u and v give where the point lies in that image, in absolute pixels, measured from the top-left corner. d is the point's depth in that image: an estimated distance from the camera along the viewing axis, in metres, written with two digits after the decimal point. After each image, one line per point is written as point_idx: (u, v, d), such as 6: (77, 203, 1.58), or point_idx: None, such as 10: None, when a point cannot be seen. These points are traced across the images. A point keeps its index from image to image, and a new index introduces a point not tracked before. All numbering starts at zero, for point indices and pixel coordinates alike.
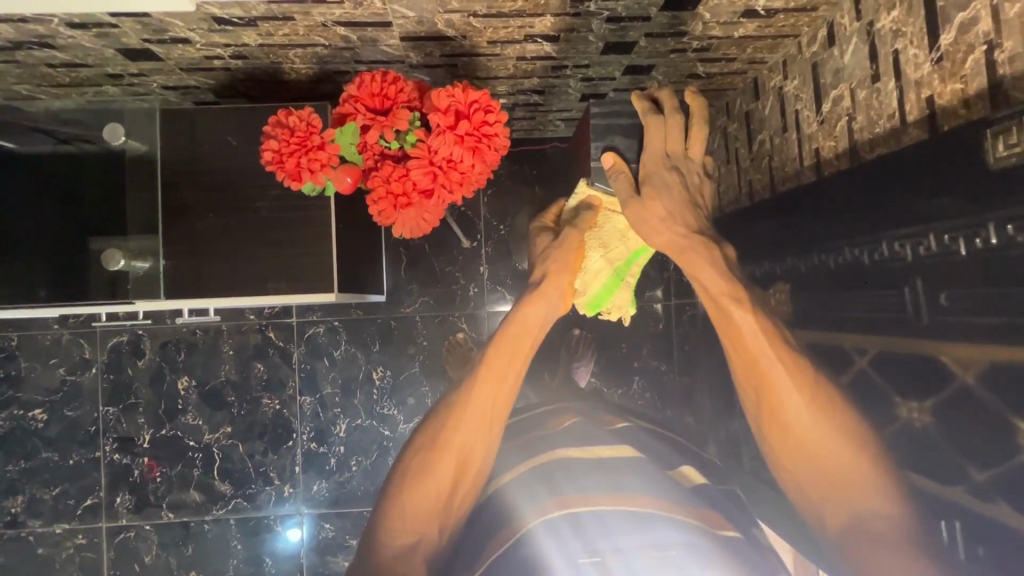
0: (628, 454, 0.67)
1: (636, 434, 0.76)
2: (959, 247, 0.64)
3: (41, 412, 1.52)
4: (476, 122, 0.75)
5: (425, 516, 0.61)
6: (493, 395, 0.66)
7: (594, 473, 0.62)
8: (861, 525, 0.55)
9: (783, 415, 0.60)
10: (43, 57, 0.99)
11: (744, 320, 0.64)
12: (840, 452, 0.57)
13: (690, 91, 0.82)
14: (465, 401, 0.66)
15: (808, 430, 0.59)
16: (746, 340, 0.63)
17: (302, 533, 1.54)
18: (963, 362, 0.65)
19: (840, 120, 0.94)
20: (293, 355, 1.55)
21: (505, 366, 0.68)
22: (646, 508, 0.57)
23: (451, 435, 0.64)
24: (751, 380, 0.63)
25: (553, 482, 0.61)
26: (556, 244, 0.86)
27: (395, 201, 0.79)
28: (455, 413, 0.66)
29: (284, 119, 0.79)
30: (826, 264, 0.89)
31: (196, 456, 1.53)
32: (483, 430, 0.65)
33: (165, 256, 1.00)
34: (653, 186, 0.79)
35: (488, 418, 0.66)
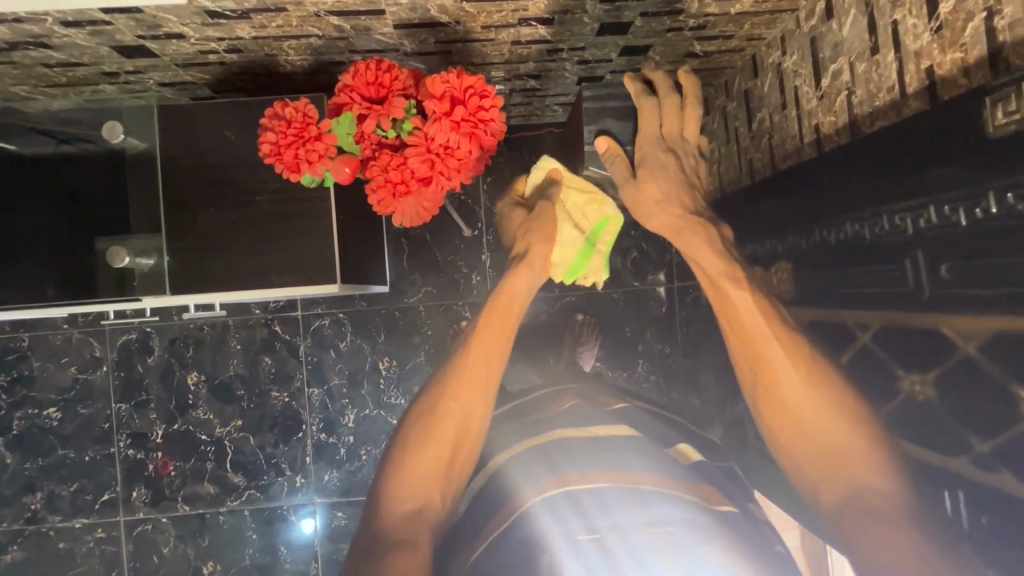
0: (627, 434, 0.67)
1: (632, 415, 0.76)
2: (960, 218, 0.64)
3: (55, 410, 1.55)
4: (471, 107, 0.75)
5: (426, 481, 0.62)
6: (485, 364, 0.68)
7: (593, 450, 0.63)
8: (858, 496, 0.55)
9: (780, 391, 0.60)
10: (39, 56, 0.99)
11: (739, 299, 0.64)
12: (836, 425, 0.58)
13: (683, 71, 0.82)
14: (457, 372, 0.67)
15: (806, 405, 0.59)
16: (742, 318, 0.64)
17: (315, 523, 1.57)
18: (965, 333, 0.65)
19: (840, 94, 0.93)
20: (299, 348, 1.56)
21: (496, 336, 0.70)
22: (647, 484, 0.58)
23: (448, 401, 0.66)
24: (747, 359, 0.63)
25: (552, 460, 0.62)
26: (533, 218, 0.87)
27: (394, 189, 0.79)
28: (449, 384, 0.67)
29: (281, 110, 0.79)
30: (828, 240, 0.89)
31: (209, 449, 1.56)
32: (477, 399, 0.66)
33: (168, 252, 1.01)
34: (648, 168, 0.80)
35: (481, 389, 0.67)
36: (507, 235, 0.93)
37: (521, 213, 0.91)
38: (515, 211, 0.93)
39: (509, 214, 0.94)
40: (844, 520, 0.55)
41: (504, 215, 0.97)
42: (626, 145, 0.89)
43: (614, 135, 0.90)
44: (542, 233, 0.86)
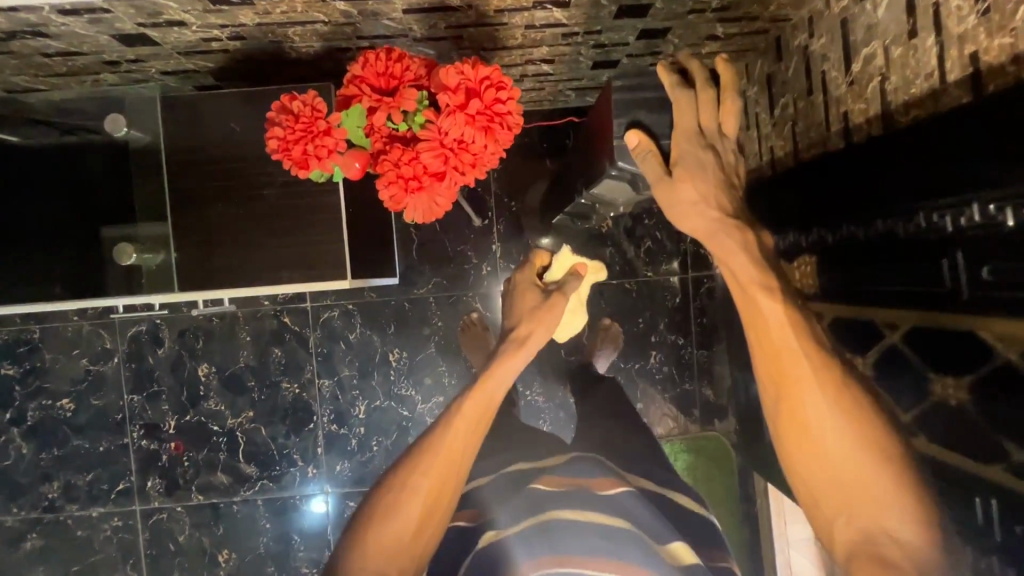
0: (622, 522, 0.69)
1: (630, 494, 0.77)
2: (1006, 217, 0.60)
3: (68, 401, 1.55)
4: (487, 100, 0.72)
5: (388, 556, 0.59)
6: (464, 444, 0.65)
7: (592, 534, 0.66)
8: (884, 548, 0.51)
9: (803, 415, 0.55)
10: (38, 46, 0.96)
11: (769, 307, 0.58)
12: (861, 459, 0.53)
13: (722, 60, 0.75)
14: (434, 446, 0.64)
15: (831, 434, 0.54)
16: (771, 330, 0.57)
17: (326, 506, 1.58)
18: (1006, 339, 0.62)
19: (872, 81, 0.88)
20: (309, 339, 1.55)
21: (477, 415, 0.67)
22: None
23: (419, 477, 0.62)
24: (771, 378, 0.57)
25: (550, 536, 0.65)
26: (545, 305, 0.85)
27: (406, 186, 0.76)
28: (421, 459, 0.63)
29: (289, 104, 0.77)
30: (856, 236, 0.85)
31: (221, 440, 1.56)
32: (447, 480, 0.63)
33: (175, 247, 0.98)
34: (684, 166, 0.71)
35: (453, 471, 0.64)
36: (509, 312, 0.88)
37: (534, 295, 0.88)
38: (527, 290, 0.90)
39: (519, 289, 0.91)
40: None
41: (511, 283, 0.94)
42: (660, 140, 0.81)
43: (647, 127, 0.83)
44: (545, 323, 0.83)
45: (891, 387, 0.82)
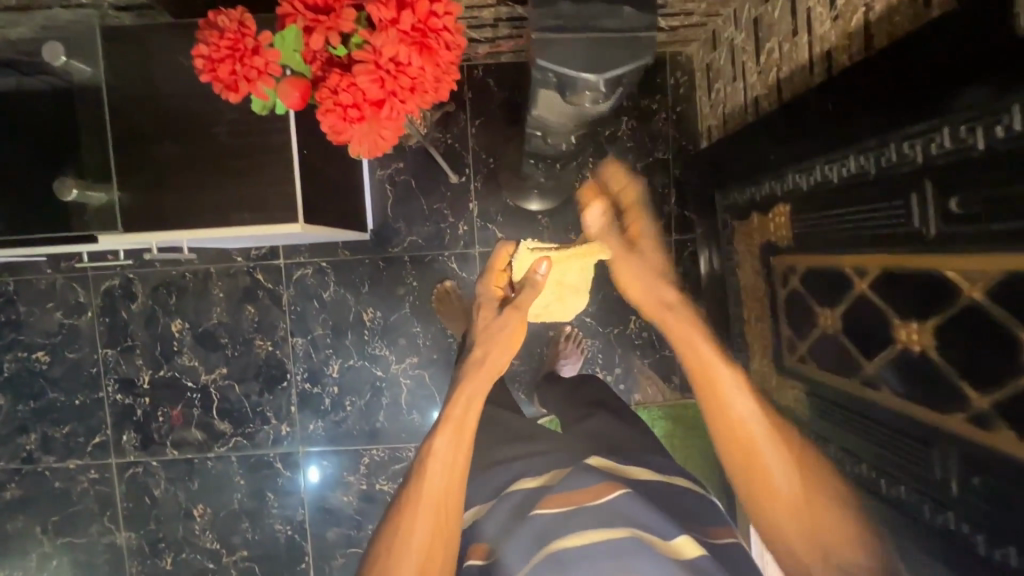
0: (619, 533, 0.65)
1: (629, 493, 0.72)
2: (978, 140, 0.55)
3: (44, 354, 1.55)
4: (420, 13, 0.67)
5: None
6: (448, 496, 0.74)
7: (593, 557, 0.62)
8: (832, 557, 0.63)
9: (780, 491, 0.65)
10: None
11: (740, 407, 0.72)
12: (845, 531, 0.66)
13: None
14: (417, 500, 0.73)
15: (789, 489, 0.66)
16: (756, 437, 0.70)
17: (320, 472, 1.57)
18: (972, 276, 0.57)
19: (856, 13, 0.81)
20: (282, 297, 1.53)
21: (451, 452, 0.77)
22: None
23: (408, 537, 0.71)
24: (740, 451, 0.70)
25: (562, 568, 0.62)
26: (498, 323, 0.93)
27: (345, 113, 0.72)
28: (408, 534, 0.71)
29: (216, 20, 0.72)
30: (829, 178, 0.80)
31: (195, 396, 1.56)
32: (441, 529, 0.72)
33: (122, 186, 0.96)
34: None
35: (444, 514, 0.72)
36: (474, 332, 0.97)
37: (490, 311, 0.96)
38: (487, 307, 0.98)
39: (484, 311, 0.98)
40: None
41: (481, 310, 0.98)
42: None
43: None
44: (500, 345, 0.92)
45: (859, 338, 0.77)
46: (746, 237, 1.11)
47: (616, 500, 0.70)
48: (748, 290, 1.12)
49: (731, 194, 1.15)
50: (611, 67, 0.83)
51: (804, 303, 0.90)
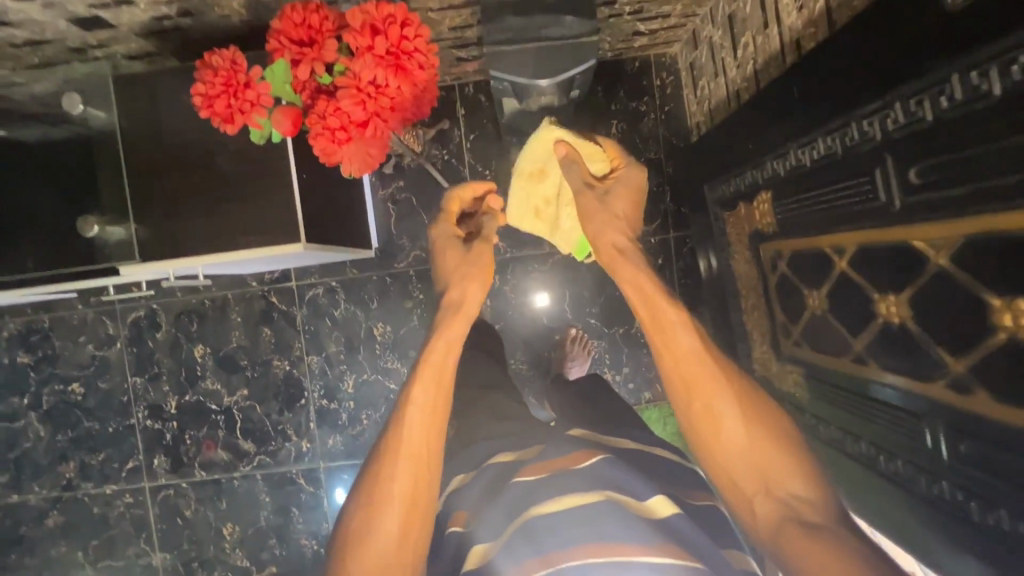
0: (604, 496, 0.63)
1: (607, 459, 0.72)
2: (925, 111, 0.56)
3: (78, 385, 1.64)
4: (393, 38, 0.72)
5: None
6: (428, 434, 0.71)
7: (578, 526, 0.60)
8: (773, 489, 0.63)
9: (722, 424, 0.66)
10: (5, 35, 1.01)
11: (687, 339, 0.70)
12: (772, 452, 0.64)
13: (629, 165, 0.93)
14: (396, 442, 0.71)
15: (733, 436, 0.65)
16: (675, 333, 0.71)
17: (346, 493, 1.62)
18: (936, 244, 0.59)
19: (817, 0, 0.83)
20: (296, 317, 1.59)
21: (430, 411, 0.72)
22: (629, 555, 0.56)
23: None
24: (692, 391, 0.68)
25: (535, 537, 0.60)
26: (469, 258, 0.92)
27: (333, 136, 0.77)
28: (388, 463, 0.69)
29: (211, 60, 0.78)
30: (802, 162, 0.82)
31: (219, 418, 1.62)
32: (423, 472, 0.70)
33: (138, 221, 1.03)
34: (614, 188, 0.89)
35: (424, 471, 0.70)
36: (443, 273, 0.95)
37: (456, 250, 0.95)
38: (451, 247, 0.96)
39: (444, 250, 0.96)
40: (792, 546, 0.59)
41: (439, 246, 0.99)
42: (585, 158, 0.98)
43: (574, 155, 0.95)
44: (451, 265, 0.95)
45: (844, 316, 0.78)
46: (736, 228, 1.12)
47: (596, 464, 0.70)
48: (743, 279, 1.13)
49: (719, 186, 1.17)
50: (562, 70, 1.01)
51: (793, 287, 0.91)
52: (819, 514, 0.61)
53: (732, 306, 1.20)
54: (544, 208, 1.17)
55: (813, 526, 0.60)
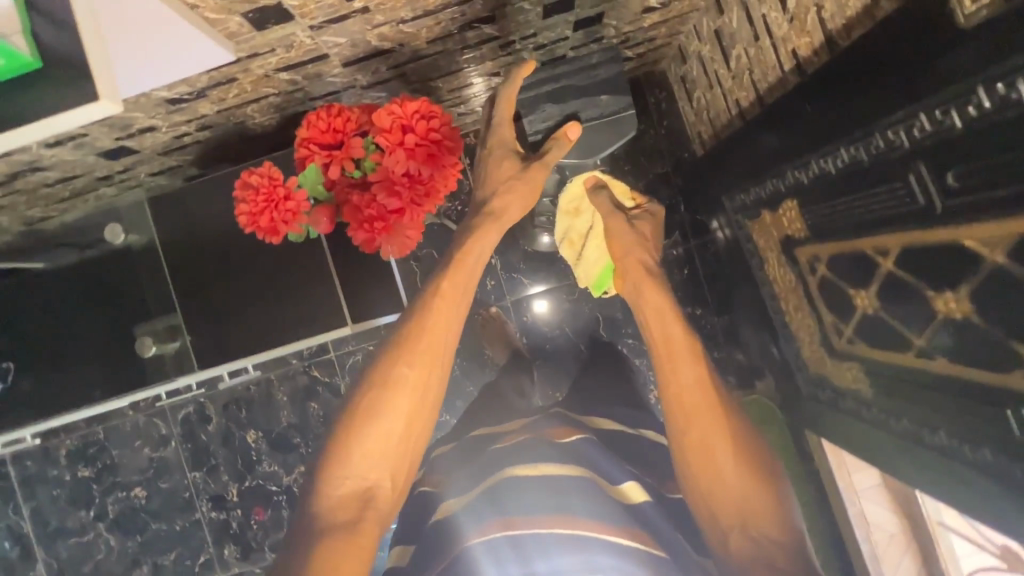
0: (578, 473, 0.73)
1: (587, 440, 0.83)
2: (953, 119, 0.60)
3: (140, 489, 1.66)
4: (421, 131, 0.76)
5: (379, 466, 0.61)
6: (445, 326, 0.66)
7: (538, 489, 0.70)
8: (747, 528, 0.61)
9: (714, 457, 0.65)
10: (39, 178, 1.06)
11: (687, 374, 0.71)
12: (757, 497, 0.63)
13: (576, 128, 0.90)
14: (412, 332, 0.65)
15: (727, 472, 0.64)
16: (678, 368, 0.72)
17: None
18: (989, 242, 0.60)
19: (809, 12, 0.85)
20: (340, 387, 1.62)
21: (450, 302, 0.67)
22: (584, 532, 0.65)
23: (405, 372, 0.63)
24: (684, 412, 0.68)
25: (497, 501, 0.70)
26: (525, 179, 0.81)
27: (373, 228, 0.80)
28: (399, 351, 0.64)
29: (248, 180, 0.83)
30: (826, 171, 0.84)
31: (282, 498, 1.64)
32: (431, 364, 0.65)
33: (190, 332, 1.13)
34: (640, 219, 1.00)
35: (434, 355, 0.65)
36: (489, 185, 0.81)
37: (512, 164, 0.82)
38: (505, 157, 0.82)
39: (496, 160, 0.82)
40: (743, 544, 0.61)
41: (479, 162, 0.84)
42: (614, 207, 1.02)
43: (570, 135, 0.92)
44: (518, 190, 0.81)
45: (898, 313, 0.78)
46: (764, 234, 1.13)
47: (579, 443, 0.81)
48: (779, 282, 1.13)
49: (738, 195, 1.19)
50: (601, 150, 1.21)
51: (837, 287, 0.92)
52: (784, 533, 0.60)
53: (771, 309, 1.20)
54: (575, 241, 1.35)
55: (772, 539, 0.60)
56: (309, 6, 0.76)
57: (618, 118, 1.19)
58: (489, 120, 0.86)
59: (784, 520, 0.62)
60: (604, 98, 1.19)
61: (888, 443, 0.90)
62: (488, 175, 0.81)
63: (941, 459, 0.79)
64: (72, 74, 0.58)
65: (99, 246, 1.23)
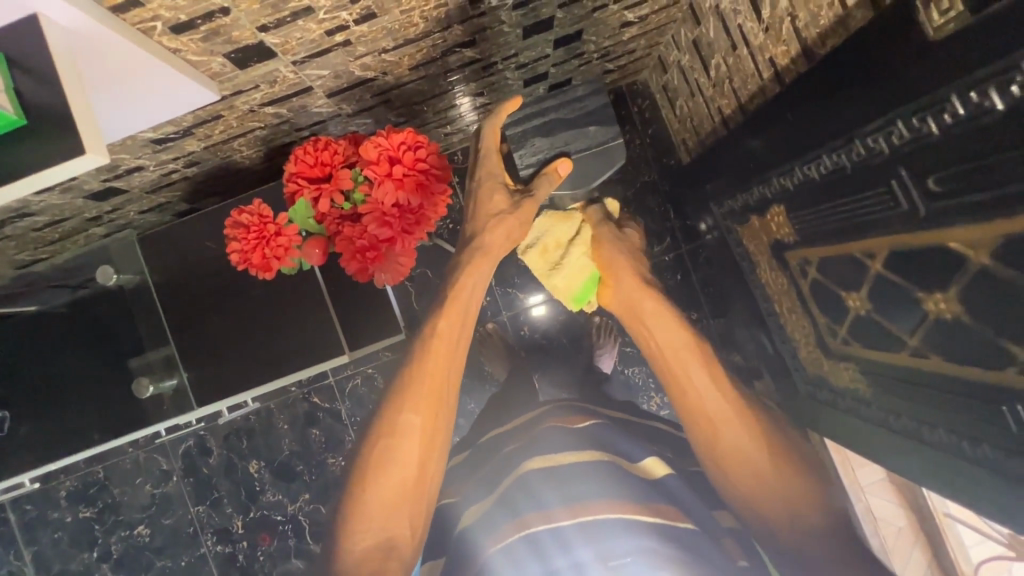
0: (597, 457, 0.70)
1: (601, 423, 0.79)
2: (930, 126, 0.61)
3: (143, 527, 1.64)
4: (409, 162, 0.77)
5: (393, 511, 0.62)
6: (444, 367, 0.67)
7: (553, 483, 0.68)
8: (793, 518, 0.61)
9: (734, 449, 0.64)
10: (28, 223, 1.06)
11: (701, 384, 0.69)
12: (793, 484, 0.62)
13: (567, 164, 0.93)
14: (413, 377, 0.66)
15: (756, 465, 0.63)
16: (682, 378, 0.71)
17: None
18: (974, 244, 0.61)
19: (783, 22, 0.87)
20: (341, 412, 1.61)
21: (447, 341, 0.68)
22: (605, 517, 0.63)
23: (409, 416, 0.64)
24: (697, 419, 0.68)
25: (513, 503, 0.68)
26: (515, 213, 0.81)
27: (365, 258, 0.80)
28: (403, 400, 0.65)
29: (239, 218, 0.83)
30: (811, 176, 0.85)
31: (287, 527, 1.62)
32: (435, 408, 0.65)
33: (187, 369, 1.14)
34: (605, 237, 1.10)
35: (437, 399, 0.65)
36: (479, 216, 0.81)
37: (504, 197, 0.82)
38: (495, 189, 0.83)
39: (487, 192, 0.83)
40: (788, 534, 0.61)
41: (472, 190, 0.84)
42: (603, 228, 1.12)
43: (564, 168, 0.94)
44: (508, 224, 0.80)
45: (889, 314, 0.79)
46: (754, 239, 1.15)
47: (593, 428, 0.78)
48: (772, 286, 1.14)
49: (726, 201, 1.21)
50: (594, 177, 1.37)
51: (829, 290, 0.93)
52: (823, 517, 0.60)
53: (765, 311, 1.21)
54: (552, 249, 1.19)
55: (813, 525, 0.60)
56: (291, 43, 0.77)
57: (607, 147, 1.35)
58: (477, 153, 0.87)
59: (824, 501, 0.61)
60: (591, 130, 1.35)
61: (890, 442, 0.90)
62: (480, 206, 0.82)
63: (942, 457, 0.79)
64: (59, 127, 0.59)
65: (90, 287, 1.22)
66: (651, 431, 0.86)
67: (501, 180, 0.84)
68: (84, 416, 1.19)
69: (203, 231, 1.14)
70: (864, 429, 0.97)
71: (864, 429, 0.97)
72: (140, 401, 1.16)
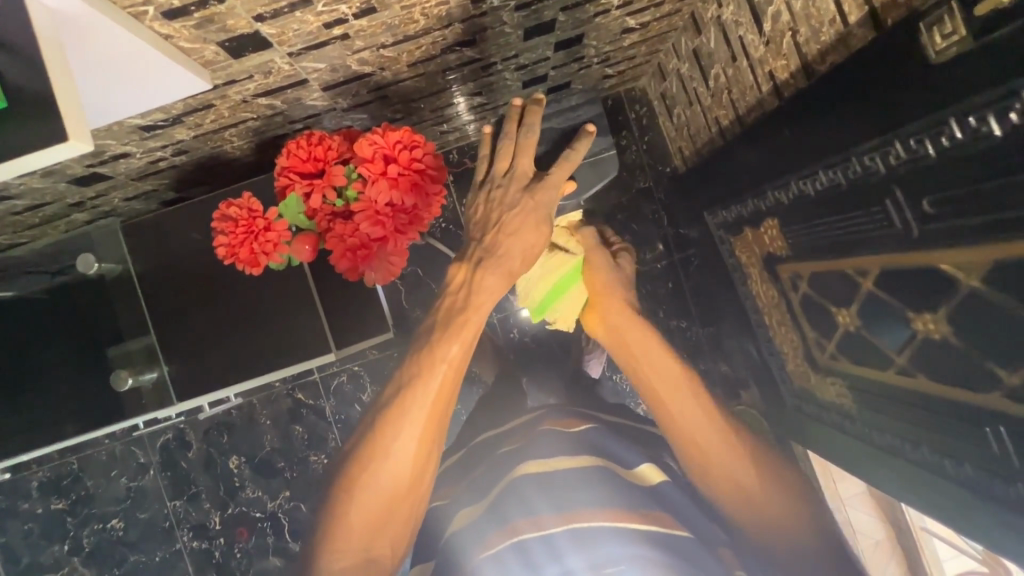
0: (590, 463, 0.69)
1: (597, 428, 0.77)
2: (927, 148, 0.62)
3: (117, 521, 1.60)
4: (404, 161, 0.75)
5: (371, 528, 0.63)
6: (444, 397, 0.67)
7: (544, 491, 0.67)
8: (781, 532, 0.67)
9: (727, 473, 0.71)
10: (7, 207, 1.02)
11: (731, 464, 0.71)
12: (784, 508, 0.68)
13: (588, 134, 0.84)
14: (413, 403, 0.65)
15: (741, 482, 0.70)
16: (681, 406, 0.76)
17: None
18: (965, 267, 0.62)
19: (785, 36, 0.87)
20: (325, 409, 1.58)
21: (453, 369, 0.68)
22: (596, 523, 0.63)
23: (404, 442, 0.64)
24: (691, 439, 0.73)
25: (502, 506, 0.67)
26: (517, 217, 0.77)
27: (355, 255, 0.79)
28: (398, 427, 0.64)
29: (227, 211, 0.82)
30: (806, 192, 0.85)
31: (266, 525, 1.60)
32: (430, 433, 0.66)
33: (169, 362, 1.11)
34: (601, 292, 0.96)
35: (434, 423, 0.66)
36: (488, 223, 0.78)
37: (513, 203, 0.78)
38: (507, 194, 0.79)
39: (496, 198, 0.79)
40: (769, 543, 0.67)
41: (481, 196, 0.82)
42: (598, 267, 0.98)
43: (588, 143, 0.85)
44: (515, 233, 0.77)
45: (877, 331, 0.80)
46: (746, 250, 1.15)
47: (590, 432, 0.75)
48: (763, 298, 1.14)
49: (720, 212, 1.21)
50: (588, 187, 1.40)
51: (819, 305, 0.93)
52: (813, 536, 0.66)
53: (754, 322, 1.21)
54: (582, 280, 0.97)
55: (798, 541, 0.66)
56: (287, 34, 0.75)
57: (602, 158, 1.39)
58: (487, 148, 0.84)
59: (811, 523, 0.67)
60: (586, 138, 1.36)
61: (873, 459, 0.91)
62: (487, 212, 0.79)
63: (924, 475, 0.80)
64: (41, 110, 0.57)
65: (71, 274, 1.19)
66: (651, 435, 0.84)
67: (548, 211, 0.80)
68: (59, 407, 1.16)
69: (191, 221, 1.12)
70: (847, 446, 0.98)
71: (847, 447, 0.98)
72: (120, 394, 1.14)
